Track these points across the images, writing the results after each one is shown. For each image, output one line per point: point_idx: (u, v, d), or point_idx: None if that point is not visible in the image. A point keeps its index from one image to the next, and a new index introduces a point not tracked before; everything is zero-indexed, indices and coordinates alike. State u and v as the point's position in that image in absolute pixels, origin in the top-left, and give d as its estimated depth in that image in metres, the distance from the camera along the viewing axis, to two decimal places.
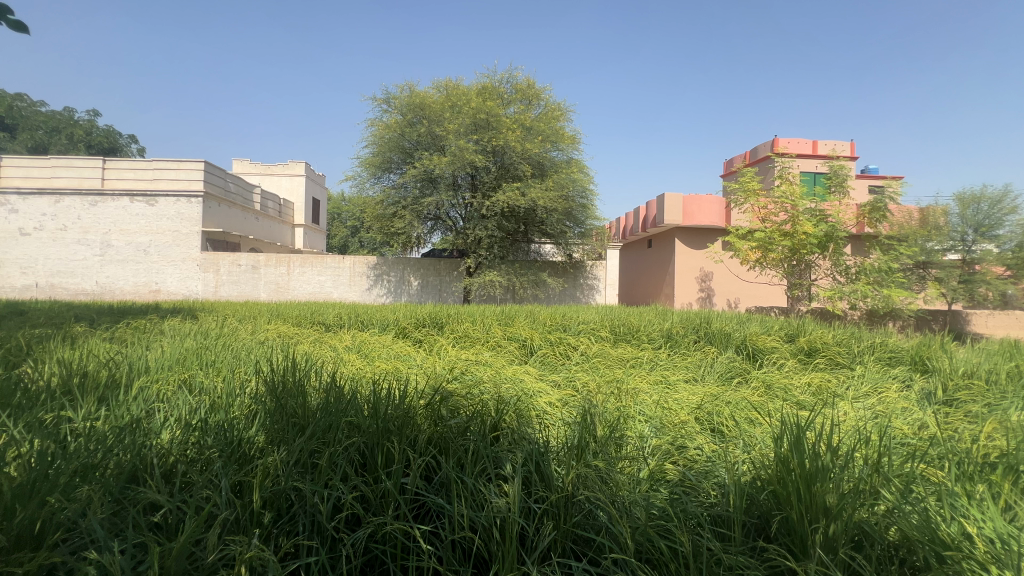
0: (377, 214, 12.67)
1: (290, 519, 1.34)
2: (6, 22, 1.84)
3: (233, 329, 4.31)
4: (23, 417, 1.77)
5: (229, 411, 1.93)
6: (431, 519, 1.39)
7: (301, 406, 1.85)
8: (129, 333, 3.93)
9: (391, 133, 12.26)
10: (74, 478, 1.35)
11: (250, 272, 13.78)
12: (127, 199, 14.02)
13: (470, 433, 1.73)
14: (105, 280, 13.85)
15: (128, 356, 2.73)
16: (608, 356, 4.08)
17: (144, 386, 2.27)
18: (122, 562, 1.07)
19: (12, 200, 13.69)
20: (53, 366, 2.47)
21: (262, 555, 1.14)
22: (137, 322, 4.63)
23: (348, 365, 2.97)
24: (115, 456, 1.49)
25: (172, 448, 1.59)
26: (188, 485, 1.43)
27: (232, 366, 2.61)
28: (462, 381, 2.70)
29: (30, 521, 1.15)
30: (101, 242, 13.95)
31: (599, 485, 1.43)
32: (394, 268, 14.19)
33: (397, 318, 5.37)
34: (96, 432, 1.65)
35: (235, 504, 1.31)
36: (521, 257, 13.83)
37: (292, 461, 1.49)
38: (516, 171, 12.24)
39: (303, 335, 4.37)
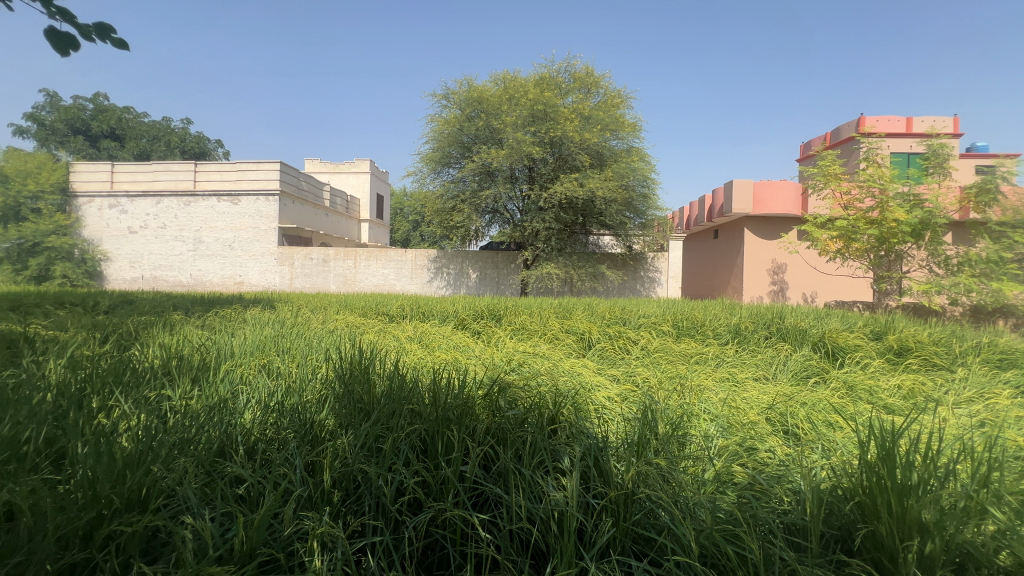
0: (437, 208, 13.04)
1: (357, 500, 1.41)
2: (111, 41, 2.06)
3: (304, 318, 4.61)
4: (133, 394, 2.01)
5: (304, 395, 2.06)
6: (489, 508, 1.40)
7: (366, 392, 1.94)
8: (216, 321, 4.29)
9: (450, 128, 12.48)
10: (173, 450, 1.50)
11: (321, 265, 14.67)
12: (214, 199, 15.38)
13: (527, 424, 1.73)
14: (197, 273, 15.27)
15: (217, 342, 2.99)
16: (671, 351, 3.93)
17: (230, 369, 2.49)
18: (213, 529, 1.17)
19: (122, 202, 15.38)
20: (156, 349, 2.77)
21: (332, 531, 1.20)
22: (224, 312, 5.07)
23: (410, 354, 3.07)
24: (207, 432, 1.64)
25: (254, 428, 1.73)
26: (267, 462, 1.55)
27: (305, 354, 2.78)
28: (519, 372, 2.71)
29: (137, 487, 1.29)
30: (193, 239, 15.37)
31: (660, 484, 1.38)
32: (453, 261, 14.53)
33: (457, 310, 5.49)
34: (190, 410, 1.82)
35: (308, 482, 1.40)
36: (578, 250, 13.67)
37: (359, 445, 1.57)
38: (575, 162, 12.08)
39: (369, 324, 4.59)
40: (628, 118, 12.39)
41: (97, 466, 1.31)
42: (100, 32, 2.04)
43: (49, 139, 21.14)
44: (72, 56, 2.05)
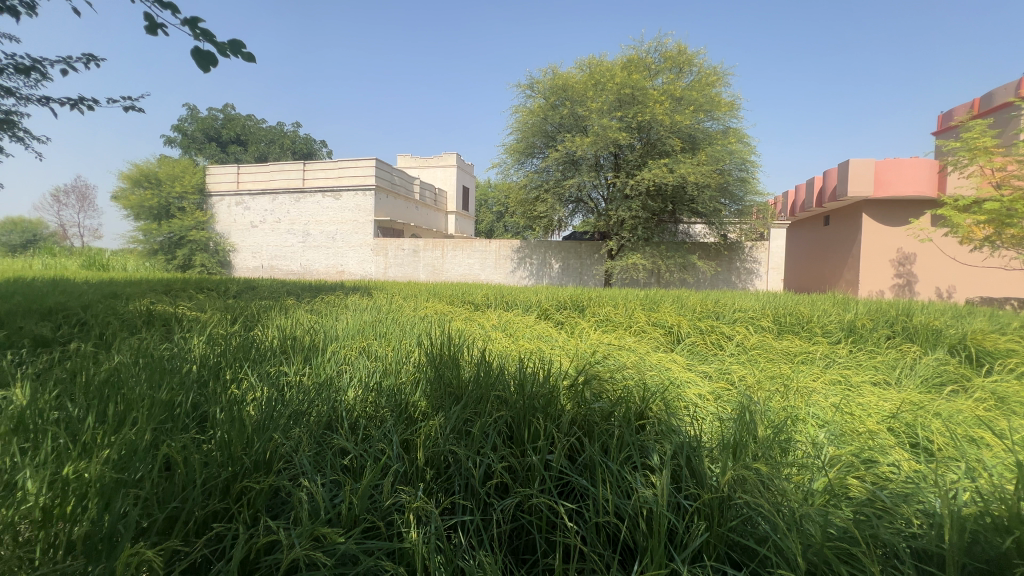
0: (521, 198, 13.20)
1: (447, 478, 1.48)
2: (242, 54, 2.32)
3: (398, 305, 4.92)
4: (257, 369, 2.28)
5: (398, 376, 2.20)
6: (575, 498, 1.40)
7: (455, 377, 2.03)
8: (323, 306, 4.72)
9: (534, 118, 12.47)
10: (291, 420, 1.69)
11: (412, 255, 15.56)
12: (319, 195, 16.90)
13: (614, 418, 1.69)
14: (306, 263, 16.92)
15: (324, 325, 3.31)
16: (771, 348, 3.63)
17: (335, 350, 2.73)
18: (323, 494, 1.30)
19: (245, 200, 17.41)
20: (274, 330, 3.12)
21: (426, 507, 1.27)
22: (329, 298, 5.58)
23: (495, 343, 3.15)
24: (317, 406, 1.83)
25: (357, 404, 1.89)
26: (368, 438, 1.68)
27: (399, 338, 2.97)
28: (605, 364, 2.67)
29: (263, 451, 1.47)
30: (302, 231, 17.01)
31: (760, 490, 1.28)
32: (536, 251, 14.62)
33: (540, 300, 5.53)
34: (303, 386, 2.03)
35: (404, 458, 1.50)
36: (666, 239, 13.08)
37: (449, 427, 1.64)
38: (664, 146, 11.49)
39: (456, 312, 4.79)
40: (724, 97, 11.53)
41: (233, 430, 1.52)
42: (233, 48, 2.30)
43: (190, 147, 24.51)
44: (211, 71, 2.33)
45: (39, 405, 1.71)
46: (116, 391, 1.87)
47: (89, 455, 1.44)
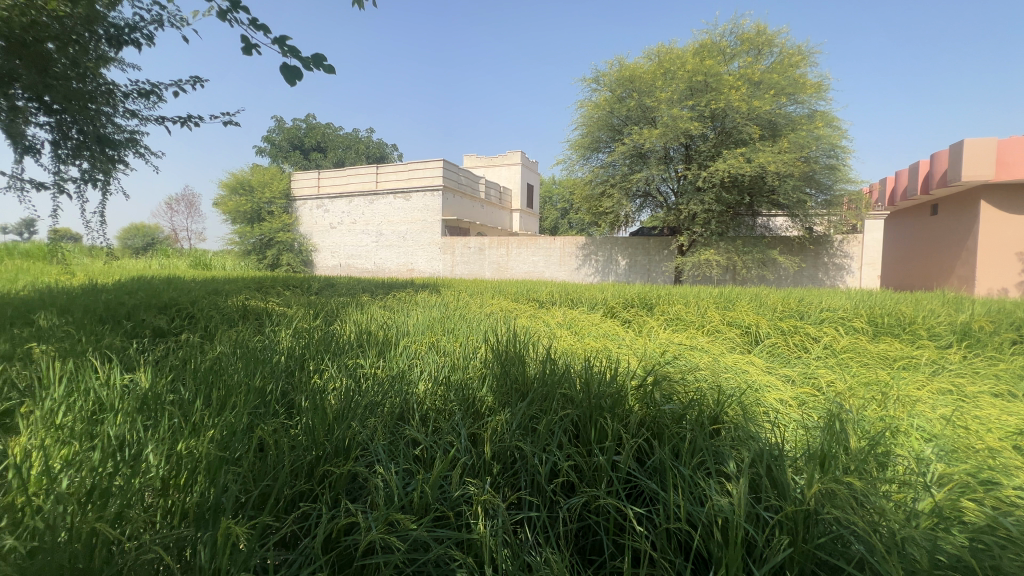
0: (586, 194, 13.04)
1: (514, 474, 1.50)
2: (323, 67, 2.47)
3: (465, 302, 5.04)
4: (337, 361, 2.44)
5: (466, 372, 2.26)
6: (644, 502, 1.36)
7: (521, 374, 2.04)
8: (395, 303, 4.95)
9: (600, 111, 12.21)
10: (366, 410, 1.79)
11: (478, 253, 15.92)
12: (391, 197, 17.73)
13: (686, 421, 1.62)
14: (379, 261, 17.85)
15: (396, 321, 3.46)
16: (865, 352, 3.29)
17: (406, 344, 2.85)
18: (396, 482, 1.36)
19: (325, 203, 18.67)
20: (351, 325, 3.32)
21: (493, 501, 1.29)
22: (400, 295, 5.83)
23: (561, 340, 3.13)
24: (391, 397, 1.92)
25: (427, 396, 1.96)
26: (437, 430, 1.73)
27: (466, 335, 3.04)
28: (675, 365, 2.56)
29: (342, 438, 1.57)
30: (376, 232, 17.95)
31: (853, 506, 1.17)
32: (602, 248, 14.35)
33: (606, 297, 5.43)
34: (377, 378, 2.15)
35: (472, 452, 1.53)
36: (743, 233, 12.33)
37: (515, 424, 1.66)
38: (741, 135, 10.80)
39: (521, 309, 4.82)
40: (810, 78, 10.63)
41: (315, 419, 1.64)
42: (316, 61, 2.45)
43: (277, 156, 26.65)
44: (297, 84, 2.50)
45: (157, 388, 1.94)
46: (218, 378, 2.08)
47: (198, 434, 1.63)
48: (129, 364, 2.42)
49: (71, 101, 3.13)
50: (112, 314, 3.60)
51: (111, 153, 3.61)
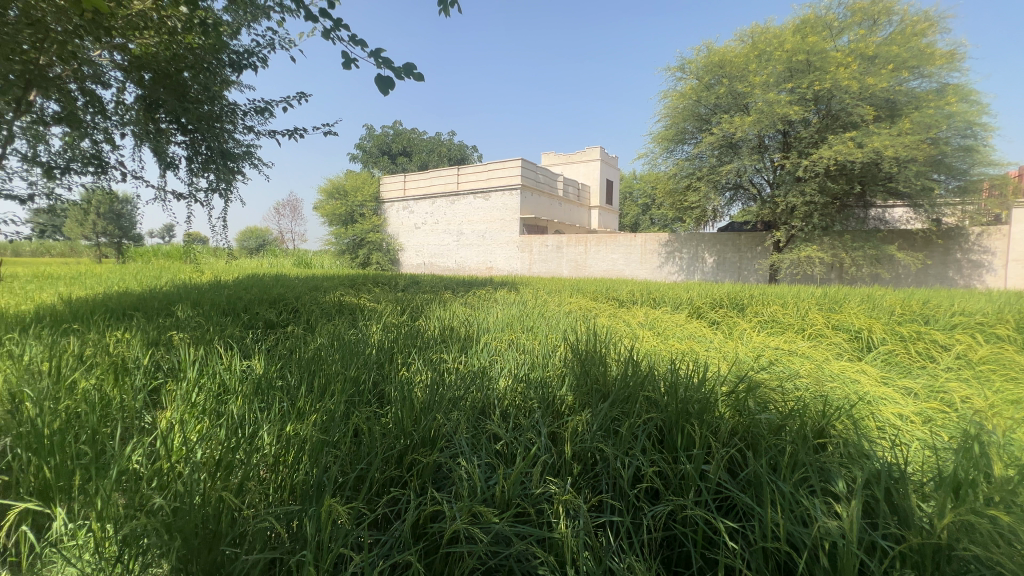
0: (669, 188, 12.56)
1: (594, 476, 1.48)
2: (411, 74, 2.58)
3: (544, 300, 5.05)
4: (422, 355, 2.56)
5: (546, 370, 2.26)
6: (737, 516, 1.27)
7: (602, 374, 2.01)
8: (475, 300, 5.09)
9: (685, 101, 11.64)
10: (449, 403, 1.87)
11: (556, 251, 15.89)
12: (471, 197, 18.29)
13: (784, 433, 1.50)
14: (460, 260, 18.51)
15: (477, 318, 3.56)
16: (1013, 365, 2.80)
17: (487, 341, 2.92)
18: (479, 475, 1.40)
19: (411, 204, 19.73)
20: (435, 321, 3.47)
21: (574, 501, 1.28)
22: (480, 292, 5.99)
23: (644, 341, 3.02)
24: (472, 392, 1.98)
25: (507, 393, 1.99)
26: (518, 427, 1.75)
27: (545, 333, 3.04)
28: (772, 371, 2.36)
29: (428, 429, 1.65)
30: (457, 231, 18.63)
31: (999, 546, 1.00)
32: (687, 244, 13.67)
33: (691, 298, 5.16)
34: (458, 373, 2.22)
35: (552, 450, 1.53)
36: (851, 227, 11.09)
37: (597, 425, 1.63)
38: (850, 118, 9.71)
39: (600, 308, 4.74)
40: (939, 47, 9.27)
41: (403, 410, 1.74)
42: (406, 71, 2.58)
43: (368, 161, 28.54)
44: (388, 93, 2.65)
45: (269, 374, 2.17)
46: (318, 367, 2.28)
47: (303, 417, 1.80)
48: (247, 352, 2.73)
49: (202, 122, 3.59)
50: (233, 307, 4.09)
51: (232, 165, 4.10)
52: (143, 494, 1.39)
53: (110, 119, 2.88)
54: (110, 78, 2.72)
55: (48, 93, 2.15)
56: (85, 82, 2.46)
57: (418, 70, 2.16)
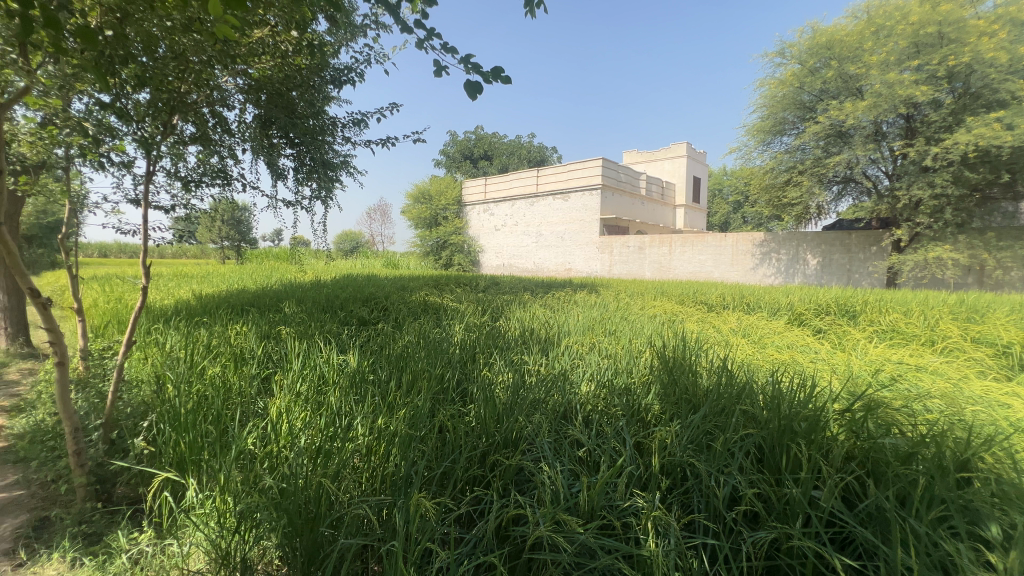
0: (765, 184, 11.81)
1: (684, 492, 1.39)
2: None
3: (625, 303, 4.91)
4: (503, 356, 2.58)
5: (630, 377, 2.16)
6: (856, 553, 1.13)
7: (692, 384, 1.89)
8: (554, 302, 5.06)
9: (786, 89, 10.77)
10: (530, 405, 1.86)
11: (638, 252, 15.40)
12: (551, 197, 18.31)
13: (916, 463, 1.30)
14: (539, 261, 18.61)
15: (557, 320, 3.54)
16: None
17: (568, 344, 2.87)
18: (563, 481, 1.37)
19: (491, 207, 20.21)
20: (515, 322, 3.50)
21: (664, 518, 1.20)
22: (560, 294, 5.95)
23: (737, 349, 2.80)
24: (553, 395, 1.95)
25: (589, 398, 1.94)
26: (601, 435, 1.70)
27: (628, 338, 2.94)
28: (895, 389, 2.07)
29: (509, 432, 1.65)
30: (536, 233, 18.76)
31: None
32: (786, 244, 12.58)
33: (791, 303, 4.72)
34: (539, 375, 2.20)
35: (639, 462, 1.46)
36: (995, 223, 9.48)
37: (688, 438, 1.53)
38: (995, 95, 8.32)
39: (687, 312, 4.49)
40: None
41: (486, 410, 1.76)
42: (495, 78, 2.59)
43: (451, 167, 29.75)
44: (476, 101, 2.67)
45: (362, 368, 2.31)
46: (406, 364, 2.39)
47: (391, 411, 1.89)
48: (343, 346, 2.95)
49: (307, 135, 3.94)
50: (331, 305, 4.44)
51: (331, 173, 4.46)
52: (255, 473, 1.54)
53: (234, 137, 3.25)
54: (234, 100, 3.07)
55: (187, 117, 2.47)
56: (215, 105, 2.79)
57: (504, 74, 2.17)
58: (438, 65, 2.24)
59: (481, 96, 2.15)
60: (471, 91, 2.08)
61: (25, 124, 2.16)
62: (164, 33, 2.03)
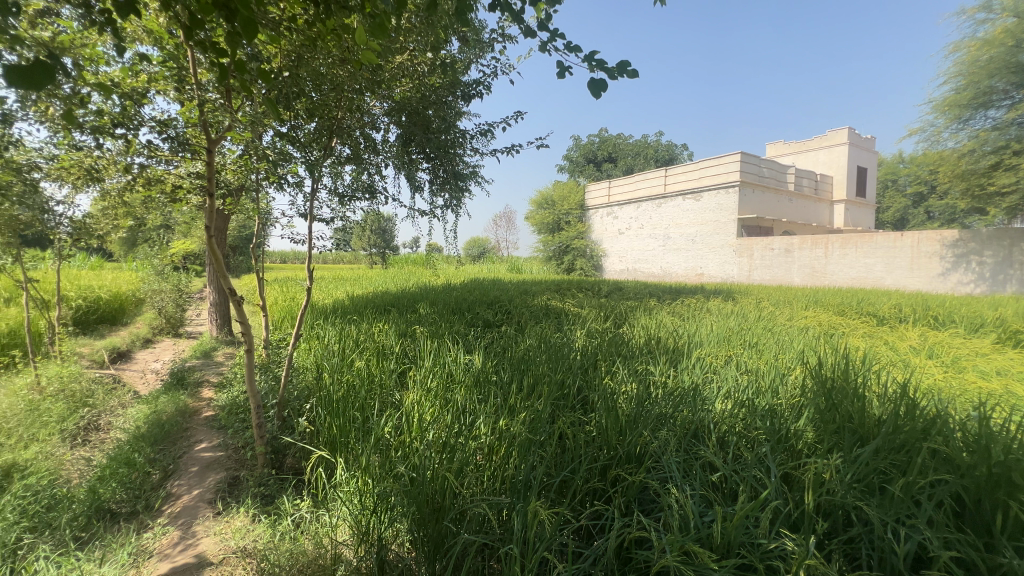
0: (960, 171, 9.57)
1: (849, 542, 1.17)
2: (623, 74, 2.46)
3: (768, 312, 4.37)
4: (627, 364, 2.47)
5: (776, 397, 1.90)
6: None
7: (858, 411, 1.59)
8: (684, 309, 4.73)
9: (994, 50, 8.68)
10: (655, 419, 1.73)
11: (784, 256, 13.71)
12: (680, 198, 17.23)
13: None
14: (666, 265, 17.64)
15: (687, 329, 3.29)
16: None
17: (700, 356, 2.63)
18: (693, 507, 1.24)
19: (615, 210, 19.78)
20: (639, 330, 3.33)
21: (823, 570, 1.01)
22: (690, 301, 5.53)
23: (922, 372, 2.28)
24: (682, 411, 1.79)
25: (724, 417, 1.74)
26: (740, 460, 1.51)
27: (772, 353, 2.60)
28: None
29: (633, 446, 1.55)
30: (663, 235, 17.85)
31: None
32: (991, 244, 10.10)
33: (1002, 319, 3.74)
34: (667, 388, 2.04)
35: (786, 497, 1.27)
36: None
37: (853, 476, 1.29)
38: None
39: (849, 325, 3.83)
40: None
41: (609, 420, 1.69)
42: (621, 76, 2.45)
43: (574, 171, 29.80)
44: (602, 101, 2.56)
45: (487, 369, 2.40)
46: (528, 367, 2.42)
47: (513, 413, 1.92)
48: (469, 347, 3.10)
49: (440, 149, 4.25)
50: (460, 307, 4.72)
51: (461, 183, 4.75)
52: (391, 460, 1.68)
53: (380, 155, 3.64)
54: (380, 122, 3.43)
55: (344, 139, 2.83)
56: (365, 128, 3.15)
57: (630, 68, 2.07)
58: (562, 66, 2.20)
59: (605, 94, 2.06)
60: (595, 89, 2.01)
61: (230, 156, 2.66)
62: (326, 69, 2.34)
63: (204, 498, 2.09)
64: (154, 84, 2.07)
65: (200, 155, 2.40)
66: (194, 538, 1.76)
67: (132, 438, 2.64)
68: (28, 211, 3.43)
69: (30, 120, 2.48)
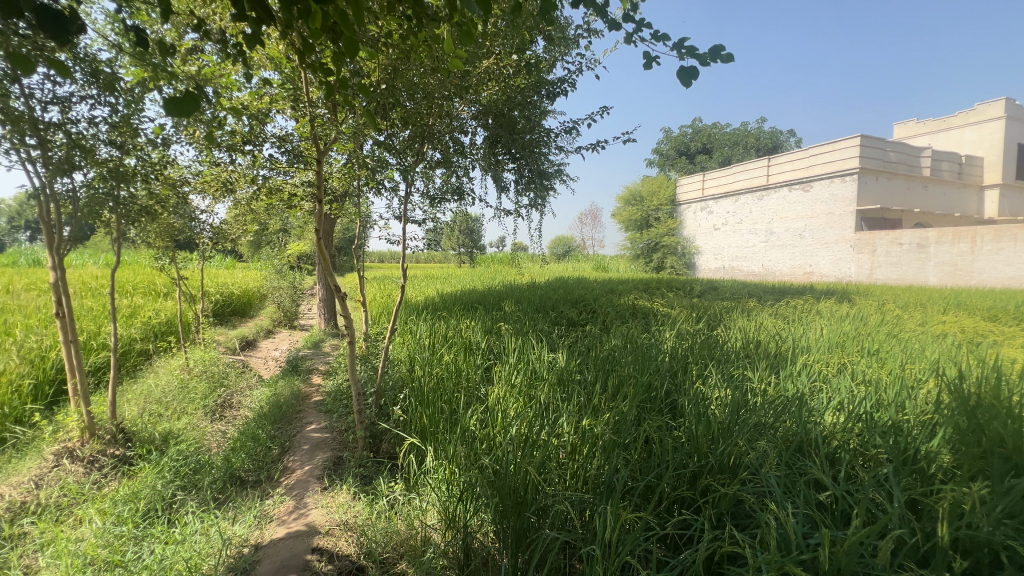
0: None
1: None
2: None
3: (892, 316, 3.84)
4: (721, 369, 2.30)
5: (902, 411, 1.67)
6: None
7: (1012, 434, 1.34)
8: (788, 311, 4.31)
9: None
10: (753, 428, 1.60)
11: (917, 252, 11.59)
12: (786, 188, 15.79)
13: None
14: (768, 263, 16.20)
15: (792, 333, 2.99)
16: None
17: (807, 362, 2.38)
18: (796, 526, 1.13)
19: (709, 204, 18.61)
20: (736, 332, 3.10)
21: None
22: (797, 302, 5.03)
23: None
24: (785, 421, 1.65)
25: (835, 431, 1.57)
26: (854, 479, 1.35)
27: (899, 362, 2.27)
28: None
29: (727, 454, 1.46)
30: (765, 231, 16.46)
31: None
32: None
33: None
34: (768, 396, 1.88)
35: (913, 526, 1.11)
36: None
37: (1003, 510, 1.09)
38: None
39: (1002, 332, 3.23)
40: None
41: (699, 426, 1.60)
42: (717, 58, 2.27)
43: (664, 165, 28.46)
44: None
45: (570, 368, 2.38)
46: (613, 368, 2.36)
47: (596, 413, 1.89)
48: (554, 345, 3.11)
49: (526, 149, 4.30)
50: (544, 306, 4.74)
51: (545, 181, 4.76)
52: (476, 452, 1.75)
53: (469, 157, 3.78)
54: (468, 126, 3.55)
55: (434, 144, 2.97)
56: (455, 133, 3.30)
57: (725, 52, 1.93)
58: (648, 55, 2.10)
59: (697, 81, 1.95)
60: (686, 77, 1.91)
61: (336, 164, 2.92)
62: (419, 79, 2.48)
63: (314, 473, 2.32)
64: (274, 105, 2.34)
65: (311, 164, 2.67)
66: (305, 509, 1.97)
67: (258, 416, 3.02)
68: (180, 219, 4.06)
69: (183, 142, 2.93)
